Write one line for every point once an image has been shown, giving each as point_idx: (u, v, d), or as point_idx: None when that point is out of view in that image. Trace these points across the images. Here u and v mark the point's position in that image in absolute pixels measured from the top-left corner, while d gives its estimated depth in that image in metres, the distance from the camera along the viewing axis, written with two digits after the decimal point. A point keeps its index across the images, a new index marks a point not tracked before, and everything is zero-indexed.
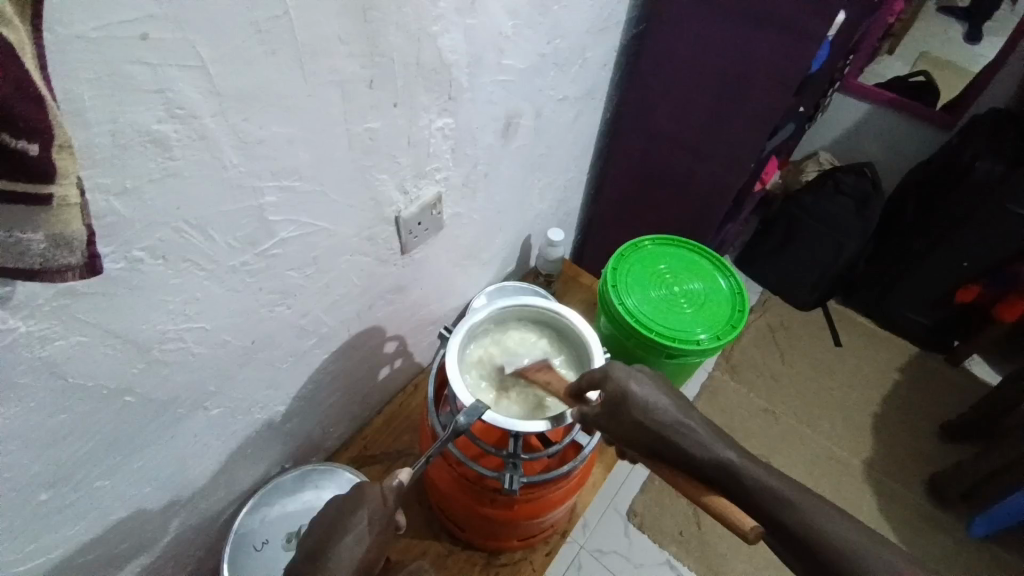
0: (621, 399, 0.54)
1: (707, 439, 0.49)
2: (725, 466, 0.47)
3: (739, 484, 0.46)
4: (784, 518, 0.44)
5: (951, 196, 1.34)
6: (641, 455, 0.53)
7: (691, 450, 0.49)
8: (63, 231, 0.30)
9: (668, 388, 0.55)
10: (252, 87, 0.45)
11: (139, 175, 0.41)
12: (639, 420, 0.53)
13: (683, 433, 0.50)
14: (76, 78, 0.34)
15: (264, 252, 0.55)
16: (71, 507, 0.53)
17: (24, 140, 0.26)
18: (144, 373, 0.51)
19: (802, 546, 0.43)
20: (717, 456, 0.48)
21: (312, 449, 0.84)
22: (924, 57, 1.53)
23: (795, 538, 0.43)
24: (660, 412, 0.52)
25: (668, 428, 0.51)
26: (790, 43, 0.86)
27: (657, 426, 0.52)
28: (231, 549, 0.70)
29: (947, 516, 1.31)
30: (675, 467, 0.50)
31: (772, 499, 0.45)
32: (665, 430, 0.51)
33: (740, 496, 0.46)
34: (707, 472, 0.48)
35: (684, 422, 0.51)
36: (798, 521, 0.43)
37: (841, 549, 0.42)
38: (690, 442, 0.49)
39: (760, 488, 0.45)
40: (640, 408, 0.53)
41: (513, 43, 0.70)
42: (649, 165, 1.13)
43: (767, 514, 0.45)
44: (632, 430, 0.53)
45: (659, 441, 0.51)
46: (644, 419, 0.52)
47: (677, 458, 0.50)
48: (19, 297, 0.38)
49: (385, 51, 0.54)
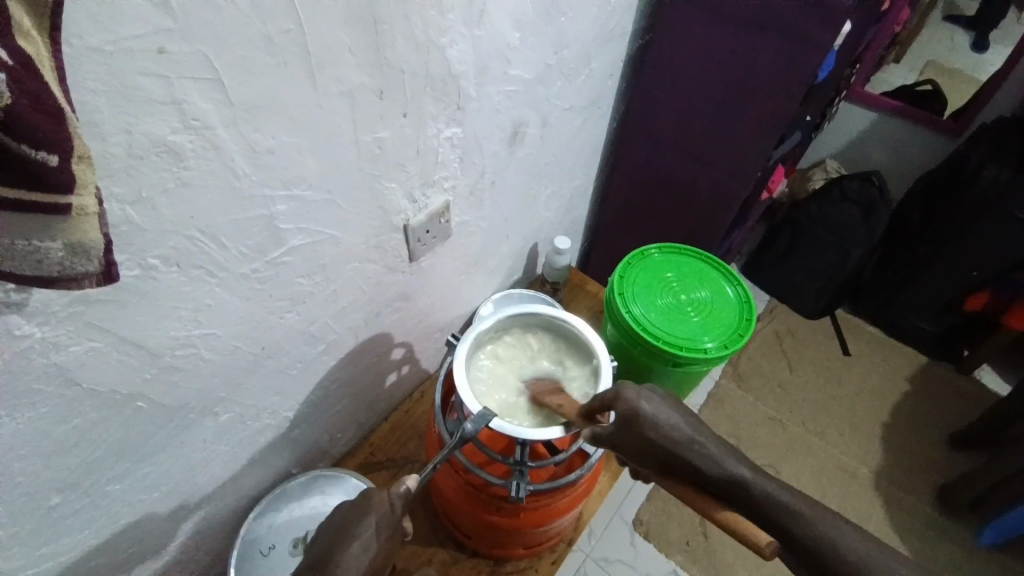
0: (632, 415, 0.54)
1: (717, 455, 0.49)
2: (735, 483, 0.47)
3: (750, 501, 0.46)
4: (796, 534, 0.44)
5: (955, 206, 1.33)
6: (652, 470, 0.53)
7: (702, 466, 0.49)
8: (81, 240, 0.31)
9: (678, 403, 0.54)
10: (263, 98, 0.46)
11: (152, 185, 0.42)
12: (650, 435, 0.52)
13: (694, 448, 0.50)
14: (93, 91, 0.35)
15: (273, 260, 0.56)
16: (81, 512, 0.53)
17: (43, 151, 0.27)
18: (155, 379, 0.52)
19: (813, 561, 0.43)
20: (728, 473, 0.48)
21: (319, 456, 0.85)
22: (930, 65, 1.52)
23: (807, 553, 0.43)
24: (671, 428, 0.52)
25: (678, 444, 0.51)
26: (795, 52, 0.86)
27: (668, 442, 0.51)
28: (239, 555, 0.70)
29: (958, 529, 1.29)
30: (688, 483, 0.50)
31: (783, 514, 0.45)
32: (676, 445, 0.51)
33: (753, 513, 0.46)
34: (717, 488, 0.48)
35: (694, 437, 0.51)
36: (809, 535, 0.43)
37: (852, 561, 0.42)
38: (701, 458, 0.49)
39: (772, 504, 0.45)
40: (652, 426, 0.52)
41: (519, 53, 0.71)
42: (656, 173, 1.13)
43: (780, 529, 0.45)
44: (643, 444, 0.53)
45: (670, 456, 0.51)
46: (655, 436, 0.52)
47: (690, 474, 0.50)
48: (35, 304, 0.39)
49: (393, 61, 0.55)
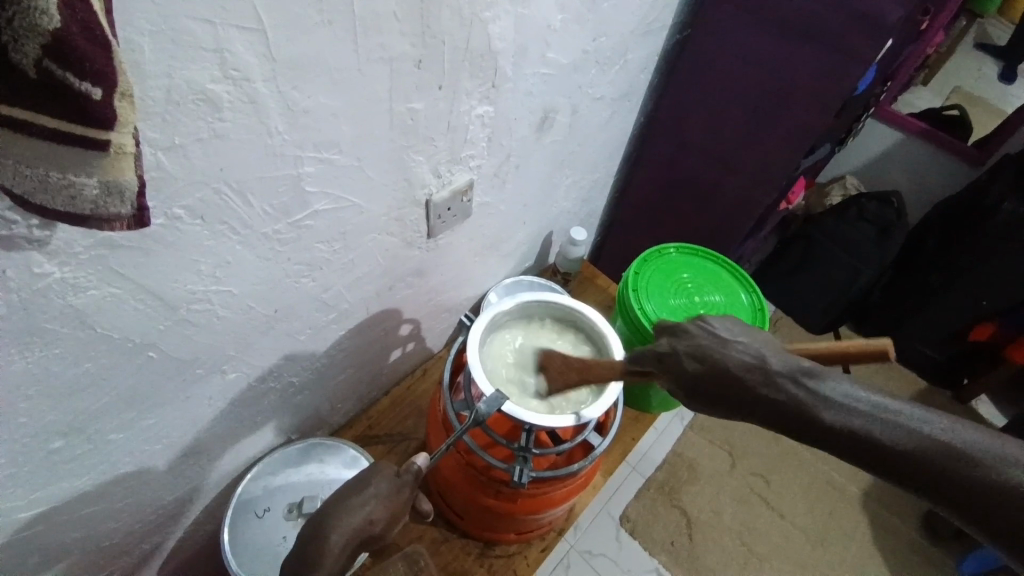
0: (711, 333, 0.51)
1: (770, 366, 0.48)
2: (912, 434, 0.43)
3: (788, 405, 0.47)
4: (946, 466, 0.42)
5: (976, 233, 1.31)
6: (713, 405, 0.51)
7: (833, 422, 0.45)
8: (117, 179, 0.30)
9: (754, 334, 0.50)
10: (304, 56, 0.44)
11: (187, 133, 0.41)
12: (727, 368, 0.49)
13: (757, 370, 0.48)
14: (137, 29, 0.34)
15: (297, 222, 0.55)
16: (83, 457, 0.53)
17: (88, 83, 0.26)
18: (169, 331, 0.51)
19: (948, 488, 0.42)
20: (932, 425, 0.43)
21: (318, 423, 0.85)
22: (958, 91, 1.50)
23: (962, 494, 0.42)
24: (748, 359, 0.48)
25: (797, 370, 0.47)
26: (836, 60, 0.85)
27: (763, 365, 0.48)
28: (233, 514, 0.71)
29: (939, 551, 1.30)
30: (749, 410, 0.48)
31: (978, 455, 0.42)
32: (778, 377, 0.47)
33: (925, 454, 0.43)
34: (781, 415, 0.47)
35: (847, 387, 0.46)
36: (868, 433, 0.44)
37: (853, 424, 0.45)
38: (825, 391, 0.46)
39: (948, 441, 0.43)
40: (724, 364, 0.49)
41: (559, 37, 0.70)
42: (678, 174, 1.12)
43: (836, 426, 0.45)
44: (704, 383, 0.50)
45: (796, 390, 0.46)
46: (747, 364, 0.48)
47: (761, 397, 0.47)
48: (58, 243, 0.39)
49: (437, 33, 0.54)
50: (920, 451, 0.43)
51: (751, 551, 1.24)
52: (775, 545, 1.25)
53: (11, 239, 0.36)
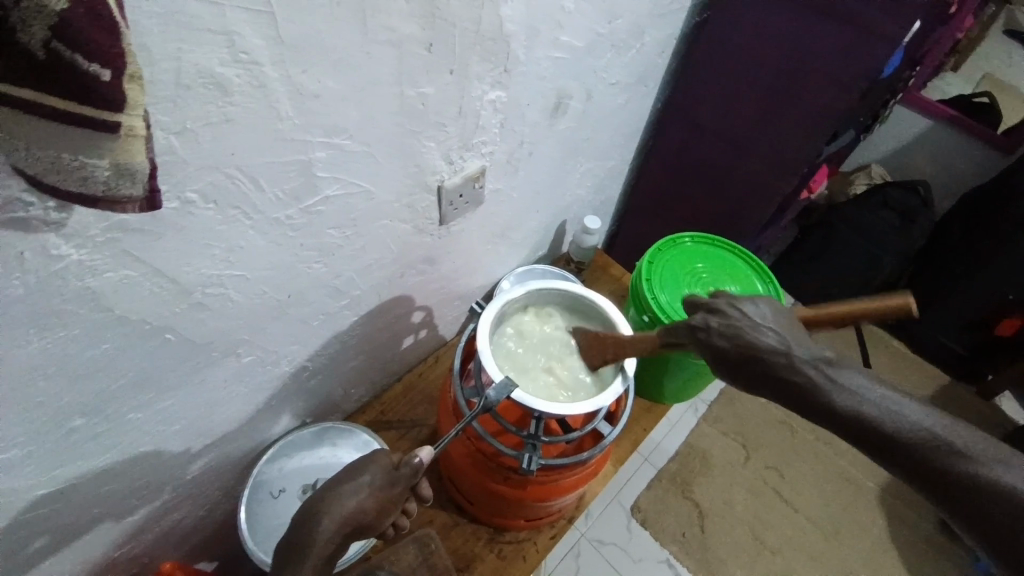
0: (743, 316, 0.51)
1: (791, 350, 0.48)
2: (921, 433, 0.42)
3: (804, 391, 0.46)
4: (948, 466, 0.41)
5: (1002, 217, 1.28)
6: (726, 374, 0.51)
7: (843, 408, 0.44)
8: (127, 162, 0.30)
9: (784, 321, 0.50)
10: (312, 38, 0.44)
11: (198, 117, 0.41)
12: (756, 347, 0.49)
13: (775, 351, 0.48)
14: (145, 12, 0.34)
15: (308, 208, 0.56)
16: (102, 436, 0.54)
17: (97, 64, 0.26)
18: (184, 314, 0.52)
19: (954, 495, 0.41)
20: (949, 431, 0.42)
21: (332, 407, 0.86)
22: (986, 78, 1.48)
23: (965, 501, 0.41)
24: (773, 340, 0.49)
25: (819, 359, 0.47)
26: (860, 43, 0.82)
27: (787, 350, 0.48)
28: (249, 495, 0.73)
29: (957, 548, 1.28)
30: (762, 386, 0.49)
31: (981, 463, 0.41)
32: (800, 363, 0.47)
33: (932, 453, 0.42)
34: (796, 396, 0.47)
35: (864, 381, 0.45)
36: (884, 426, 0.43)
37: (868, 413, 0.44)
38: (842, 380, 0.45)
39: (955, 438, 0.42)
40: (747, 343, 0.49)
41: (573, 19, 0.69)
42: (695, 161, 1.10)
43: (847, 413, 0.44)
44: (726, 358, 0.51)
45: (812, 374, 0.46)
46: (774, 346, 0.48)
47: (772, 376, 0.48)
48: (74, 226, 0.39)
49: (446, 14, 0.53)
50: (929, 449, 0.42)
51: (763, 544, 1.23)
52: (788, 537, 1.24)
53: (28, 222, 0.37)
